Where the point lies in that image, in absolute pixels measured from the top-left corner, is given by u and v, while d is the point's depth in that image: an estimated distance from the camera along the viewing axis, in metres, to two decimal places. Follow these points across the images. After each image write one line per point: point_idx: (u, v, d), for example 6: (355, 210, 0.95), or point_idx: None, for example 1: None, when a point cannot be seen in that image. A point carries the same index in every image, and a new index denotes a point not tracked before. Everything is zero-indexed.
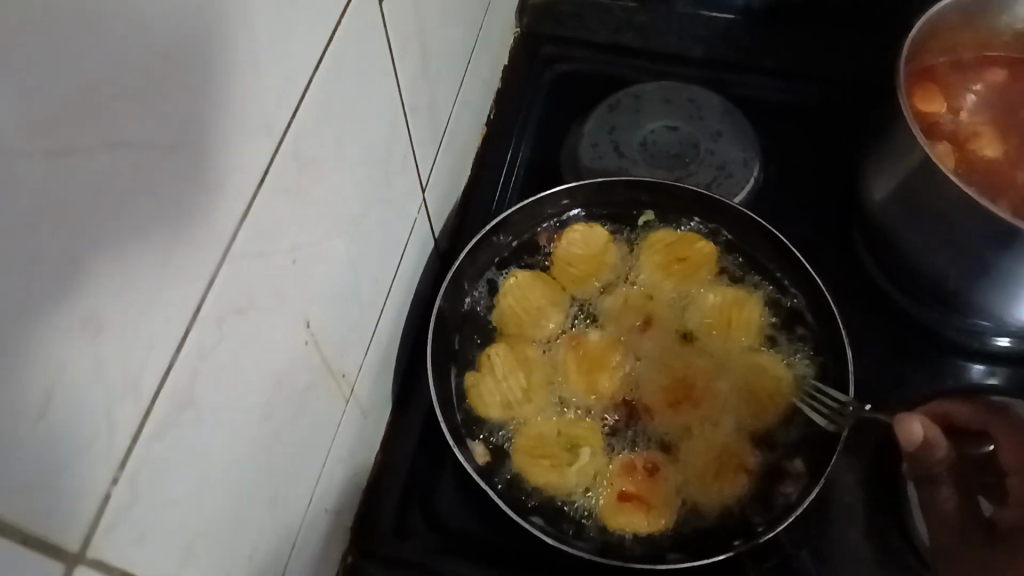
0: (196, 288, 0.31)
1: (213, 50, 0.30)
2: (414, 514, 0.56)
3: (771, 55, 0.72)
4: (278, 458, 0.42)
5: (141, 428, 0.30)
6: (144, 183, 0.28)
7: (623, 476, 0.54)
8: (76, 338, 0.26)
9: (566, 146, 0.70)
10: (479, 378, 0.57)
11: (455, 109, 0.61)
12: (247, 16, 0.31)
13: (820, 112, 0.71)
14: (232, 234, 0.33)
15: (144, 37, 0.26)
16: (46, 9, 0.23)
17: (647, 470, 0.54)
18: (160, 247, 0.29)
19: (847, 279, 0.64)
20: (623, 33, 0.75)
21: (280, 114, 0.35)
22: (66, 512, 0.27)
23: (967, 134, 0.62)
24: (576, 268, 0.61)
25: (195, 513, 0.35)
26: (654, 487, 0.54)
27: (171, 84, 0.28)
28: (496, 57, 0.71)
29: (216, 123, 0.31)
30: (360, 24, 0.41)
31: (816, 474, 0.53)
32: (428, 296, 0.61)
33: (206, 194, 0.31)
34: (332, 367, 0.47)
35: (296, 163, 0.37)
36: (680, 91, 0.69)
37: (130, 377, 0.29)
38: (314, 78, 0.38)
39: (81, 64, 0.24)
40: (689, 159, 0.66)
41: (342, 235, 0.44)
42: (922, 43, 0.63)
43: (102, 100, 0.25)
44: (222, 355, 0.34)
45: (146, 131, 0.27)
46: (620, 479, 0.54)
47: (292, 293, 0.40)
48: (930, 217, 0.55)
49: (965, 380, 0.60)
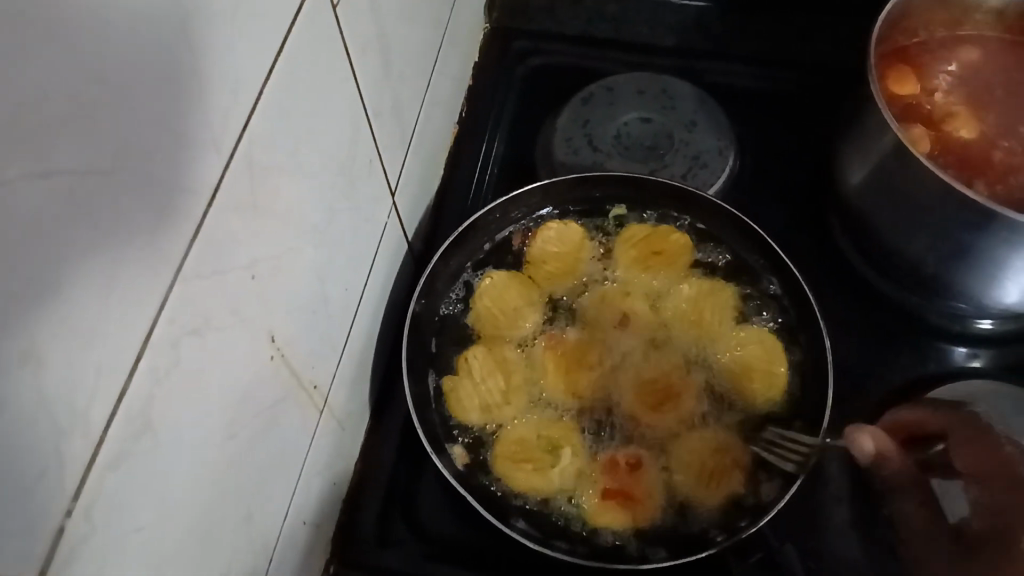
0: (145, 314, 0.31)
1: (150, 70, 0.29)
2: (396, 521, 0.56)
3: (741, 43, 0.72)
4: (248, 474, 0.41)
5: (94, 458, 0.29)
6: (79, 212, 0.27)
7: (607, 473, 0.54)
8: (17, 376, 0.25)
9: (539, 142, 0.69)
10: (457, 382, 0.56)
11: (424, 110, 0.61)
12: (189, 32, 0.30)
13: (793, 96, 0.70)
14: (182, 255, 0.33)
15: (76, 62, 0.25)
16: None
17: (629, 465, 0.54)
18: (102, 274, 0.28)
19: (826, 267, 0.64)
20: (594, 24, 0.74)
21: (229, 128, 0.35)
22: (18, 549, 0.27)
23: (942, 115, 0.62)
24: (549, 266, 0.60)
25: (161, 539, 0.34)
26: (638, 482, 0.53)
27: (107, 109, 0.27)
28: (466, 54, 0.70)
29: (156, 145, 0.30)
30: (312, 31, 0.40)
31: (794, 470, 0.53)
32: (404, 299, 0.61)
33: (148, 218, 0.30)
34: (304, 379, 0.46)
35: (250, 177, 0.37)
36: (653, 82, 0.69)
37: (78, 409, 0.28)
38: (265, 91, 0.37)
39: (9, 96, 0.23)
40: (663, 151, 0.65)
41: (306, 245, 0.44)
42: (893, 24, 0.62)
43: (31, 130, 0.24)
44: (180, 377, 0.34)
45: (80, 159, 0.26)
46: (602, 477, 0.54)
47: (253, 311, 0.39)
48: (906, 203, 0.55)
49: (947, 364, 0.60)
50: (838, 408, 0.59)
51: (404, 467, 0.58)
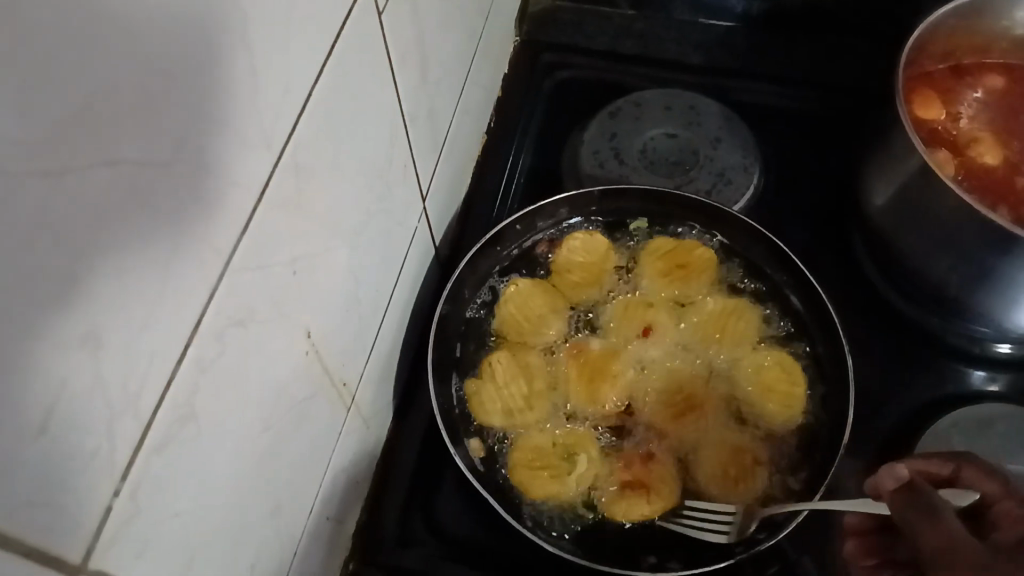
0: (196, 303, 0.32)
1: (211, 66, 0.30)
2: (415, 521, 0.56)
3: (767, 62, 0.73)
4: (277, 469, 0.42)
5: (142, 440, 0.30)
6: (142, 200, 0.28)
7: (623, 466, 0.54)
8: (77, 355, 0.26)
9: (566, 153, 0.70)
10: (479, 386, 0.57)
11: (456, 117, 0.62)
12: (245, 33, 0.31)
13: (818, 116, 0.71)
14: (230, 248, 0.34)
15: (143, 56, 0.26)
16: (64, 28, 0.23)
17: (643, 459, 0.55)
18: (158, 261, 0.29)
19: (847, 286, 0.64)
20: (622, 41, 0.75)
21: (279, 129, 0.36)
22: (70, 525, 0.27)
23: (967, 140, 0.62)
24: (574, 275, 0.61)
25: (197, 526, 0.35)
26: (653, 473, 0.54)
27: (170, 101, 0.28)
28: (496, 65, 0.71)
29: (214, 139, 0.31)
30: (358, 37, 0.41)
31: (810, 490, 0.54)
32: (429, 303, 0.62)
33: (203, 210, 0.31)
34: (334, 376, 0.47)
35: (295, 177, 0.38)
36: (680, 98, 0.70)
37: (131, 392, 0.29)
38: (314, 90, 0.38)
39: (83, 85, 0.24)
40: (688, 166, 0.66)
41: (343, 246, 0.45)
42: (922, 48, 0.63)
43: (101, 119, 0.25)
44: (222, 367, 0.35)
45: (146, 149, 0.28)
46: (620, 469, 0.54)
47: (292, 306, 0.40)
48: (930, 223, 0.55)
49: (966, 386, 0.60)
50: (856, 425, 0.59)
51: (423, 470, 0.58)
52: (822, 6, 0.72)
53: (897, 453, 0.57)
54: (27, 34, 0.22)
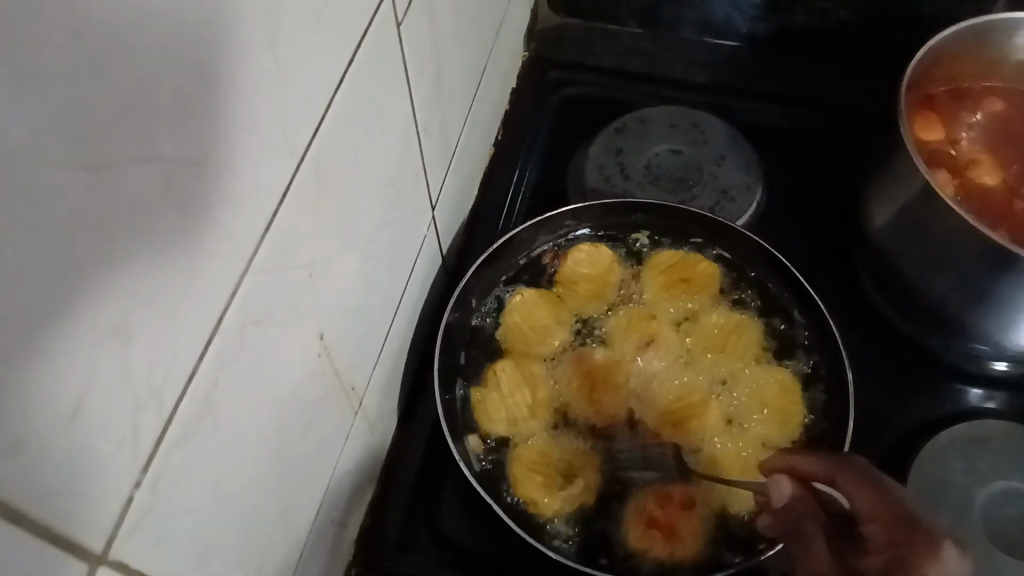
0: (219, 301, 0.33)
1: (242, 69, 0.31)
2: (418, 527, 0.57)
3: (771, 83, 0.74)
4: (288, 470, 0.43)
5: (163, 433, 0.31)
6: (173, 198, 0.29)
7: (656, 503, 0.54)
8: (108, 348, 0.27)
9: (572, 168, 0.71)
10: (485, 394, 0.58)
11: (466, 129, 0.63)
12: (274, 40, 0.32)
13: (820, 136, 0.72)
14: (253, 249, 0.34)
15: (182, 59, 0.27)
16: (112, 35, 0.24)
17: (682, 503, 0.54)
18: (185, 259, 0.30)
19: (848, 304, 0.65)
20: (629, 59, 0.77)
21: (303, 133, 0.37)
22: (95, 514, 0.28)
23: (967, 162, 0.64)
24: (580, 287, 0.62)
25: (209, 523, 0.35)
26: (684, 521, 0.53)
27: (202, 103, 0.29)
28: (505, 80, 0.73)
29: (242, 143, 0.32)
30: (378, 47, 0.42)
31: None
32: (435, 312, 0.63)
33: (229, 209, 0.32)
34: (344, 380, 0.48)
35: (316, 181, 0.39)
36: (685, 115, 0.71)
37: (155, 385, 0.30)
38: (336, 98, 0.39)
39: (123, 86, 0.25)
40: (692, 182, 0.67)
41: (357, 252, 0.46)
42: (923, 72, 0.64)
43: (141, 119, 0.26)
44: (240, 366, 0.35)
45: (180, 148, 0.28)
46: (650, 505, 0.54)
47: (308, 308, 0.41)
48: (931, 243, 0.56)
49: (964, 404, 0.60)
50: (855, 440, 0.60)
51: (427, 478, 0.59)
52: (826, 29, 0.73)
53: (896, 468, 0.58)
54: (80, 35, 0.23)
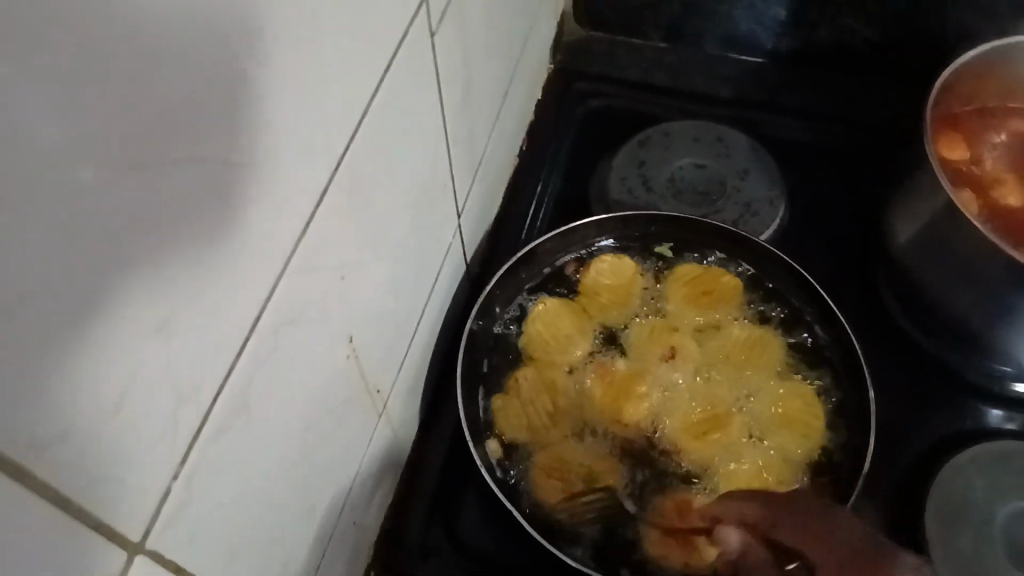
0: (256, 300, 0.33)
1: (284, 74, 0.32)
2: (437, 532, 0.57)
3: (796, 99, 0.75)
4: (314, 471, 0.43)
5: (201, 428, 0.31)
6: (215, 199, 0.29)
7: (677, 512, 0.54)
8: (152, 343, 0.28)
9: (596, 179, 0.71)
10: (506, 402, 0.59)
11: (492, 139, 0.63)
12: (316, 47, 0.33)
13: (844, 153, 0.73)
14: (290, 250, 0.35)
15: (229, 65, 0.28)
16: (168, 40, 0.25)
17: (701, 513, 0.54)
18: (226, 259, 0.31)
19: (870, 321, 0.65)
20: (653, 72, 0.77)
21: (340, 139, 0.37)
22: (135, 505, 0.29)
23: (991, 180, 0.64)
24: (602, 297, 0.62)
25: (240, 520, 0.36)
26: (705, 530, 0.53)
27: (246, 108, 0.30)
28: (531, 91, 0.73)
29: (282, 147, 0.33)
30: (412, 56, 0.43)
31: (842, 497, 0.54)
32: (459, 319, 0.63)
33: (267, 211, 0.33)
34: (370, 384, 0.48)
35: (350, 186, 0.39)
36: (709, 129, 0.71)
37: (195, 380, 0.30)
38: (371, 105, 0.40)
39: (175, 88, 0.26)
40: (715, 196, 0.68)
41: (386, 257, 0.46)
42: (948, 90, 0.65)
43: (190, 120, 0.27)
44: (274, 365, 0.36)
45: (223, 150, 0.29)
46: (671, 515, 0.54)
47: (339, 310, 0.41)
48: (955, 261, 0.56)
49: (984, 423, 0.60)
50: (874, 456, 0.60)
51: (447, 483, 0.59)
52: (851, 47, 0.74)
53: (915, 486, 0.58)
54: (141, 39, 0.24)
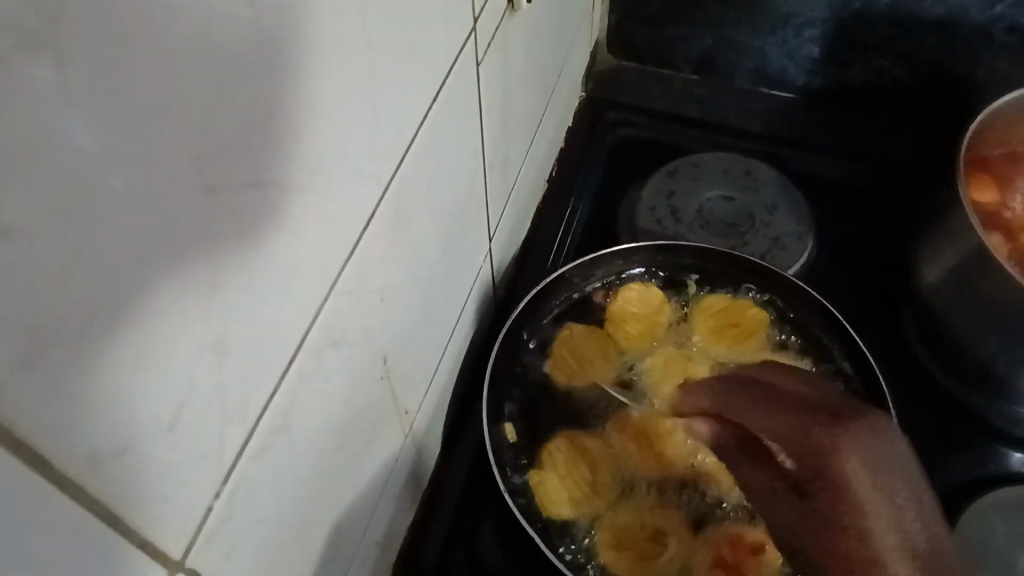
0: (303, 319, 0.34)
1: (344, 99, 0.32)
2: (456, 554, 0.57)
3: (825, 135, 0.75)
4: (342, 491, 0.43)
5: (244, 447, 0.32)
6: (274, 222, 0.30)
7: (729, 546, 0.54)
8: (207, 361, 0.28)
9: (624, 207, 0.72)
10: (544, 476, 0.56)
11: (524, 163, 0.64)
12: (372, 73, 0.34)
13: (871, 190, 0.73)
14: (336, 271, 0.36)
15: (296, 91, 0.29)
16: (243, 66, 0.25)
17: (753, 547, 0.54)
18: (279, 278, 0.31)
19: (893, 359, 0.65)
20: (684, 104, 0.78)
21: (388, 163, 0.38)
22: (179, 521, 0.29)
23: (1020, 225, 0.64)
24: (629, 326, 0.63)
25: (271, 539, 0.36)
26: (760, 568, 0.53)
27: (309, 131, 0.30)
28: (563, 117, 0.74)
29: (337, 168, 0.33)
30: (458, 81, 0.43)
31: None
32: (485, 342, 0.63)
33: (319, 232, 0.33)
34: (399, 404, 0.49)
35: (395, 208, 0.40)
36: (738, 162, 0.72)
37: (243, 399, 0.31)
38: (418, 130, 0.40)
39: (247, 113, 0.26)
40: (744, 229, 0.68)
41: (422, 278, 0.47)
42: (980, 133, 0.65)
43: (258, 144, 0.28)
44: (314, 385, 0.36)
45: (286, 173, 0.30)
46: (724, 549, 0.54)
47: (377, 331, 0.42)
48: (985, 304, 0.56)
49: (1006, 467, 0.60)
50: None
51: (467, 505, 0.59)
52: (881, 87, 0.74)
53: None
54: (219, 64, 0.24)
